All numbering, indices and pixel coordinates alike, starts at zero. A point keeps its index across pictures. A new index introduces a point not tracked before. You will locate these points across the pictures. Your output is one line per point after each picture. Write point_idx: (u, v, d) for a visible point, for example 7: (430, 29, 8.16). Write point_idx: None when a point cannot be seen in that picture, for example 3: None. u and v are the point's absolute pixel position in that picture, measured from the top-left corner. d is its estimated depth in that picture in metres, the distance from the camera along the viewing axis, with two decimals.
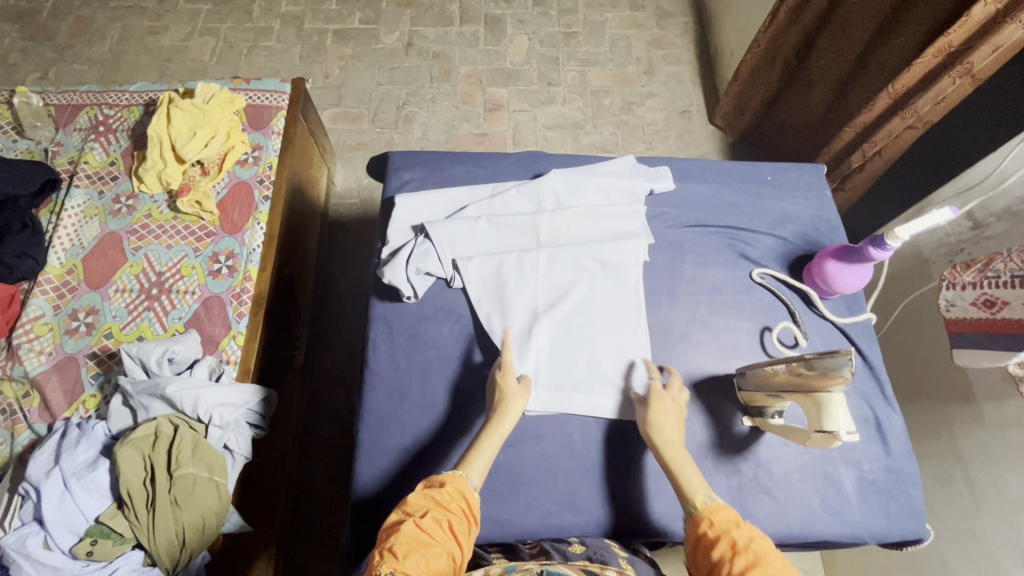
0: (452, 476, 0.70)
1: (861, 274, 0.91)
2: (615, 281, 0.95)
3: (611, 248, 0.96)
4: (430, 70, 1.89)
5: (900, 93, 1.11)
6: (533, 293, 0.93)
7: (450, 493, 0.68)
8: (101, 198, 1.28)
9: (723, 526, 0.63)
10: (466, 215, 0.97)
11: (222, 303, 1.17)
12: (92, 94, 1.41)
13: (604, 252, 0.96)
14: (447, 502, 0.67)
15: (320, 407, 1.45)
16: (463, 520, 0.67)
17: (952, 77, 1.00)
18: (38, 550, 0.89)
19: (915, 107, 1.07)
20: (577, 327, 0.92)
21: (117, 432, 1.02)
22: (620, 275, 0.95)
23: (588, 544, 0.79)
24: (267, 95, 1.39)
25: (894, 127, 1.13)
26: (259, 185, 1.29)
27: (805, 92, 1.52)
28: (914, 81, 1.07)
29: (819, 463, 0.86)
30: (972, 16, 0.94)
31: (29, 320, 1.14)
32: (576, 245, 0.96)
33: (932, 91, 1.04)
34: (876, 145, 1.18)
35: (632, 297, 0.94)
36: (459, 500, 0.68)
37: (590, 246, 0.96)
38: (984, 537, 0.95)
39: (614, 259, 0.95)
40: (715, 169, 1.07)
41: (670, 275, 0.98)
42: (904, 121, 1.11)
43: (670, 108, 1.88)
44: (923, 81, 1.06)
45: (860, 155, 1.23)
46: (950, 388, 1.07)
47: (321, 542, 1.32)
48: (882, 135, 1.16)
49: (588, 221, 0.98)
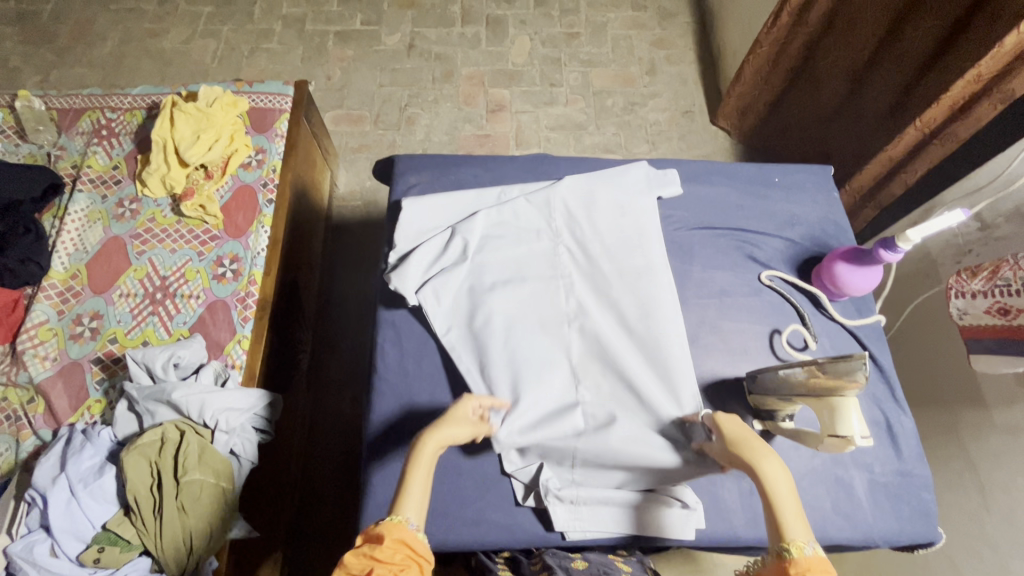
0: (391, 526, 0.63)
1: (872, 276, 0.91)
2: (660, 316, 0.91)
3: (646, 274, 0.95)
4: (432, 71, 1.89)
5: (930, 125, 1.11)
6: (555, 343, 0.90)
7: (390, 546, 0.61)
8: (105, 203, 1.28)
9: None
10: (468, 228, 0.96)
11: (227, 307, 1.17)
12: (95, 97, 1.40)
13: (642, 283, 0.94)
14: (389, 557, 0.60)
15: (324, 410, 1.44)
16: (412, 566, 0.60)
17: (989, 102, 1.01)
18: (46, 558, 0.88)
19: (954, 134, 1.08)
20: (603, 379, 0.89)
21: (123, 438, 1.02)
22: (661, 302, 0.92)
23: (591, 561, 0.81)
24: (270, 99, 1.39)
25: (934, 154, 1.14)
26: (263, 188, 1.29)
27: (812, 91, 1.51)
28: (943, 112, 1.08)
29: (830, 467, 0.86)
30: (1005, 44, 0.94)
31: (33, 326, 1.14)
32: (611, 280, 0.94)
33: (971, 118, 1.04)
34: (915, 172, 1.20)
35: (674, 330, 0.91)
36: (401, 551, 0.61)
37: (623, 275, 0.94)
38: (994, 540, 0.95)
39: (655, 288, 0.94)
40: (722, 171, 1.07)
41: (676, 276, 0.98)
42: (944, 147, 1.12)
43: (673, 109, 1.87)
44: (954, 110, 1.07)
45: (898, 184, 1.24)
46: (960, 390, 1.07)
47: (326, 546, 1.32)
48: (921, 163, 1.17)
49: (620, 252, 0.96)
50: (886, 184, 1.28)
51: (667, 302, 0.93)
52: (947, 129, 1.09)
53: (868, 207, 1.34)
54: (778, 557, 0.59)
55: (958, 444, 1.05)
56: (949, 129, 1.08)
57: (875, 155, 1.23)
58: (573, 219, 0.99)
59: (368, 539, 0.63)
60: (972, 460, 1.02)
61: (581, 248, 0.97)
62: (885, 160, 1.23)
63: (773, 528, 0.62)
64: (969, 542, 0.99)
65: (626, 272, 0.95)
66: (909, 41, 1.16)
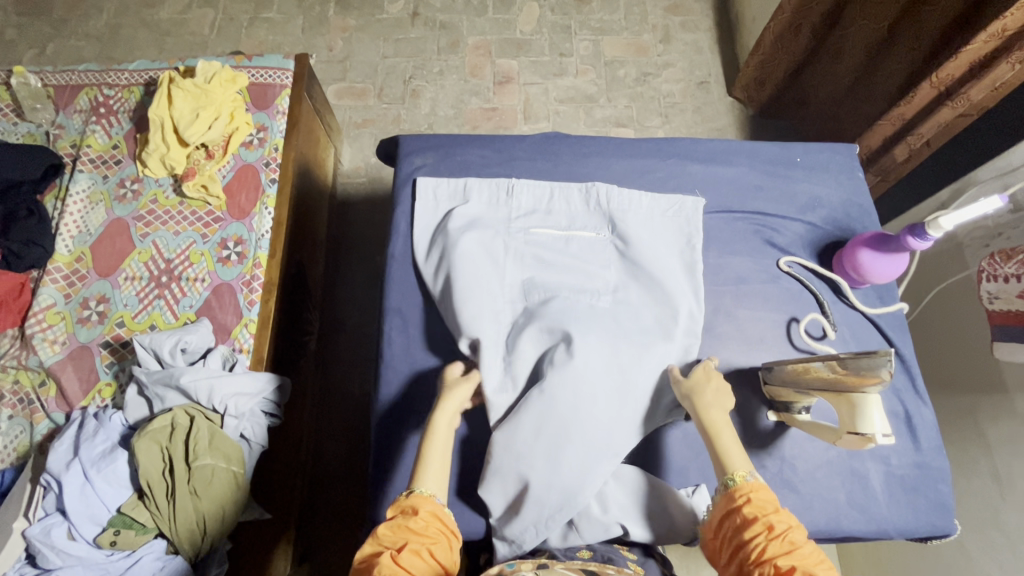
0: (422, 500, 0.68)
1: (897, 264, 0.88)
2: (547, 259, 0.92)
3: (581, 220, 0.96)
4: (437, 41, 1.82)
5: (944, 83, 1.07)
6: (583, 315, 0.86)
7: (426, 518, 0.66)
8: (105, 183, 1.25)
9: (759, 507, 0.65)
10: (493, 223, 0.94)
11: (233, 291, 1.15)
12: (91, 73, 1.36)
13: (558, 305, 0.86)
14: (423, 529, 0.65)
15: (334, 391, 1.45)
16: (444, 540, 0.66)
17: (1009, 62, 0.97)
18: (64, 540, 0.90)
19: (968, 95, 1.04)
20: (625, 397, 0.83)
21: (134, 423, 1.03)
22: (481, 283, 0.88)
23: (596, 549, 0.78)
24: (269, 73, 1.34)
25: (943, 117, 1.10)
26: (266, 168, 1.26)
27: (833, 62, 1.44)
28: (962, 70, 1.03)
29: (845, 458, 0.85)
30: None
31: (41, 309, 1.14)
32: (635, 241, 0.92)
33: (988, 79, 1.00)
34: (922, 136, 1.16)
35: (448, 204, 0.96)
36: (434, 524, 0.67)
37: (603, 223, 0.95)
38: (1007, 527, 0.95)
39: (541, 212, 0.96)
40: (742, 149, 1.02)
41: (499, 186, 0.97)
42: (955, 110, 1.08)
43: (688, 79, 1.80)
44: (973, 67, 1.02)
45: (903, 148, 1.21)
46: (985, 380, 1.04)
47: (340, 524, 1.35)
48: (930, 125, 1.13)
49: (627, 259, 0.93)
50: (891, 148, 1.24)
51: (486, 314, 0.87)
52: (960, 89, 1.05)
53: (873, 176, 1.32)
54: (725, 489, 0.69)
55: (974, 434, 1.04)
56: (963, 90, 1.04)
57: (886, 113, 1.19)
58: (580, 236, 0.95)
59: (397, 515, 0.67)
60: (991, 449, 1.00)
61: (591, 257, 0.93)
62: (897, 120, 1.19)
63: (719, 464, 0.72)
64: (981, 530, 0.99)
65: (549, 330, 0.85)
66: (931, 10, 1.10)
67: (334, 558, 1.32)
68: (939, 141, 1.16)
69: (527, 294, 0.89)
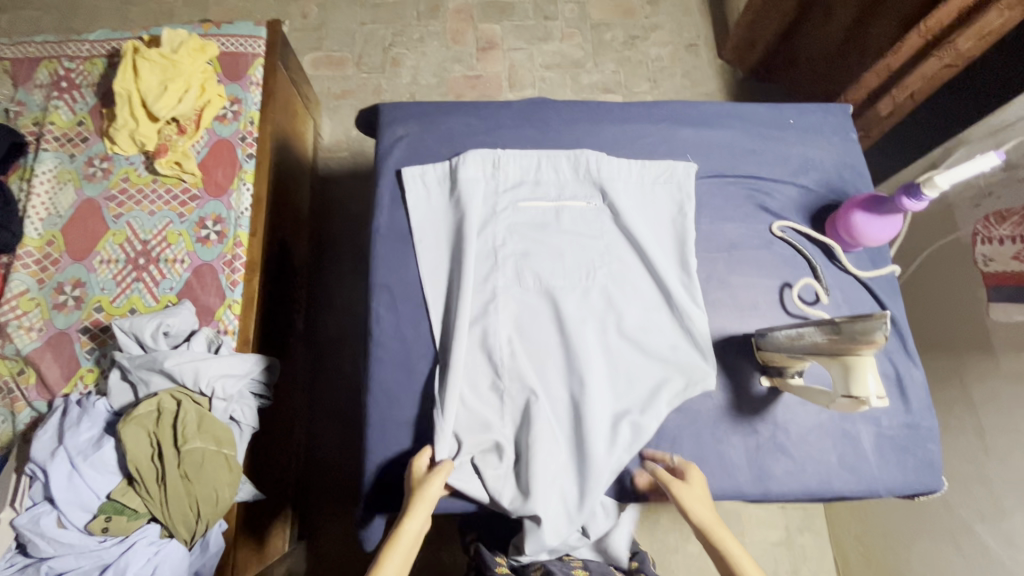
0: None
1: (889, 225, 0.87)
2: (539, 234, 0.91)
3: (571, 189, 0.93)
4: (416, 6, 1.74)
5: (932, 32, 1.04)
6: (576, 296, 0.88)
7: None
8: (73, 162, 1.20)
9: None
10: (484, 198, 0.92)
11: (214, 271, 1.12)
12: (49, 44, 1.28)
13: (550, 284, 0.88)
14: None
15: (324, 370, 1.43)
16: None
17: (998, 8, 0.94)
18: (53, 528, 0.88)
19: (955, 44, 1.02)
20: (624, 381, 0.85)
21: (119, 408, 1.00)
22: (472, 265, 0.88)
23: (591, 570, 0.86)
24: (242, 42, 1.28)
25: (930, 68, 1.08)
26: (242, 142, 1.21)
27: (824, 21, 1.40)
28: (950, 17, 1.01)
29: (837, 421, 0.86)
30: None
31: (13, 296, 1.10)
32: (627, 214, 0.90)
33: (976, 27, 0.98)
34: (907, 89, 1.14)
35: (438, 189, 0.93)
36: None
37: (593, 193, 0.93)
38: (991, 480, 0.97)
39: (530, 183, 0.93)
40: (733, 112, 1.00)
41: (486, 158, 0.93)
42: (941, 60, 1.05)
43: (676, 42, 1.75)
44: (962, 14, 1.00)
45: (888, 102, 1.18)
46: (973, 341, 1.04)
47: (337, 500, 1.35)
48: (915, 78, 1.10)
49: (621, 230, 0.91)
50: (876, 103, 1.22)
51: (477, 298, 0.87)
52: (949, 38, 1.02)
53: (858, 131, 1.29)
54: None
55: (961, 394, 1.05)
56: (951, 38, 1.02)
57: (874, 64, 1.16)
58: (576, 203, 0.92)
59: None
60: (976, 408, 1.02)
61: (583, 227, 0.91)
62: (883, 72, 1.17)
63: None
64: (966, 485, 1.01)
65: (544, 314, 0.88)
66: None
67: (333, 535, 1.34)
68: (923, 95, 1.13)
69: (520, 275, 0.89)
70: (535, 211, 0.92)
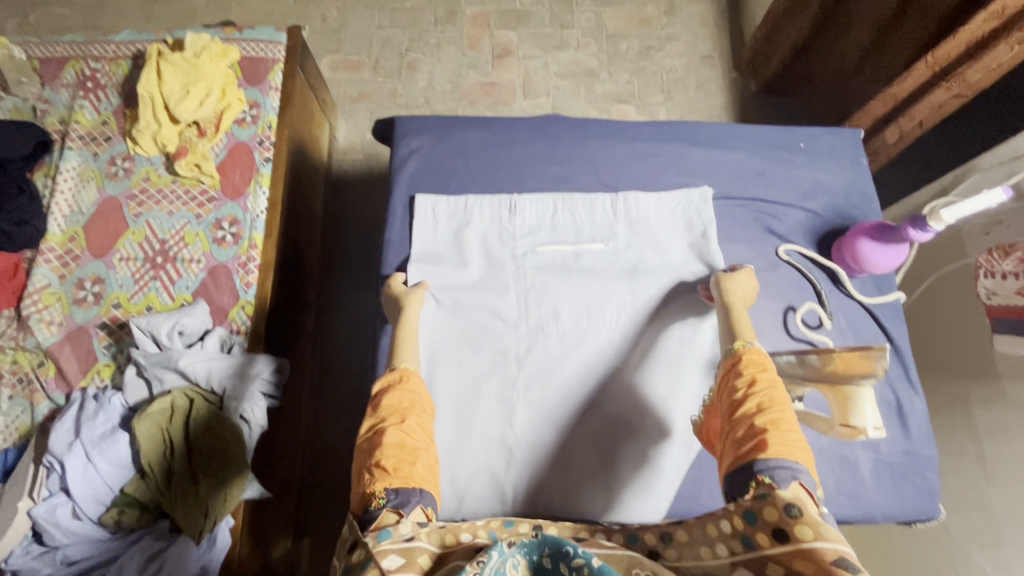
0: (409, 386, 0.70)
1: (894, 254, 0.89)
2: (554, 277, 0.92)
3: (589, 231, 0.94)
4: (433, 11, 1.76)
5: (941, 63, 1.06)
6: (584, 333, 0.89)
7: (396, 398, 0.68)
8: (96, 161, 1.23)
9: (754, 372, 0.67)
10: (497, 239, 0.93)
11: (229, 271, 1.14)
12: (76, 44, 1.31)
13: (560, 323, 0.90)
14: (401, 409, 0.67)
15: (331, 370, 1.46)
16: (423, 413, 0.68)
17: (1009, 42, 0.96)
18: (69, 519, 0.92)
19: (964, 76, 1.03)
20: (624, 423, 0.86)
21: (134, 404, 1.03)
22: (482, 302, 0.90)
23: None
24: (262, 47, 1.30)
25: (937, 98, 1.09)
26: (259, 146, 1.23)
27: (839, 40, 1.41)
28: (959, 49, 1.03)
29: (837, 446, 0.86)
30: None
31: (36, 290, 1.13)
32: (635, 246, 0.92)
33: (986, 59, 0.99)
34: (914, 117, 1.15)
35: (447, 223, 0.94)
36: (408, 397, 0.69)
37: (610, 233, 0.94)
38: (990, 508, 0.97)
39: (546, 228, 0.94)
40: (745, 133, 1.00)
41: (501, 203, 0.95)
42: (949, 91, 1.07)
43: (691, 54, 1.75)
44: (971, 47, 1.01)
45: (895, 129, 1.19)
46: (977, 369, 1.04)
47: (339, 499, 1.38)
48: (924, 106, 1.11)
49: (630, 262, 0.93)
50: (884, 129, 1.23)
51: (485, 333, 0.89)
52: (957, 69, 1.04)
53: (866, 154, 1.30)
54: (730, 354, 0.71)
55: (964, 420, 1.05)
56: (959, 70, 1.03)
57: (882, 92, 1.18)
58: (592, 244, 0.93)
59: (388, 388, 0.70)
60: (979, 435, 1.02)
61: (593, 264, 0.93)
62: (891, 99, 1.18)
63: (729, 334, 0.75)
64: (966, 512, 1.02)
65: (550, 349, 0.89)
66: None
67: (335, 534, 1.36)
68: (931, 124, 1.14)
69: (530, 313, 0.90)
70: (551, 253, 0.93)
